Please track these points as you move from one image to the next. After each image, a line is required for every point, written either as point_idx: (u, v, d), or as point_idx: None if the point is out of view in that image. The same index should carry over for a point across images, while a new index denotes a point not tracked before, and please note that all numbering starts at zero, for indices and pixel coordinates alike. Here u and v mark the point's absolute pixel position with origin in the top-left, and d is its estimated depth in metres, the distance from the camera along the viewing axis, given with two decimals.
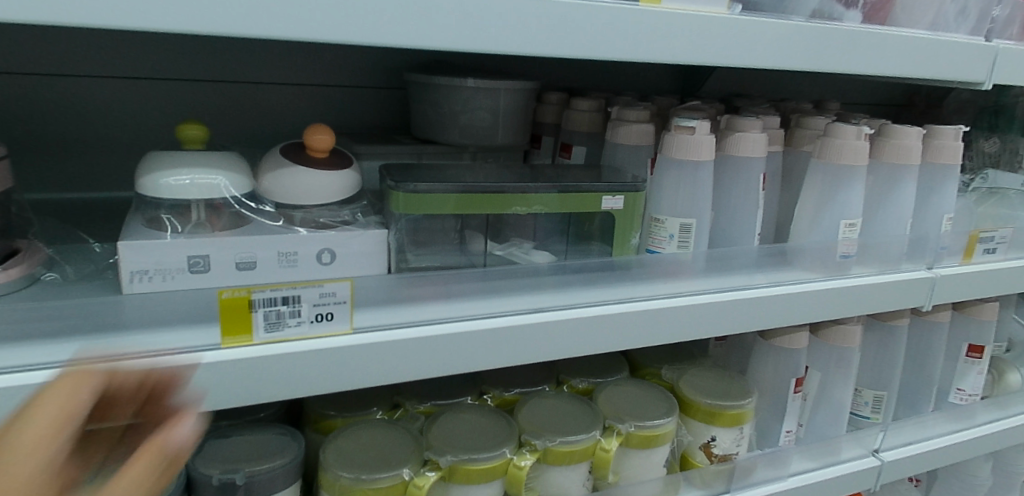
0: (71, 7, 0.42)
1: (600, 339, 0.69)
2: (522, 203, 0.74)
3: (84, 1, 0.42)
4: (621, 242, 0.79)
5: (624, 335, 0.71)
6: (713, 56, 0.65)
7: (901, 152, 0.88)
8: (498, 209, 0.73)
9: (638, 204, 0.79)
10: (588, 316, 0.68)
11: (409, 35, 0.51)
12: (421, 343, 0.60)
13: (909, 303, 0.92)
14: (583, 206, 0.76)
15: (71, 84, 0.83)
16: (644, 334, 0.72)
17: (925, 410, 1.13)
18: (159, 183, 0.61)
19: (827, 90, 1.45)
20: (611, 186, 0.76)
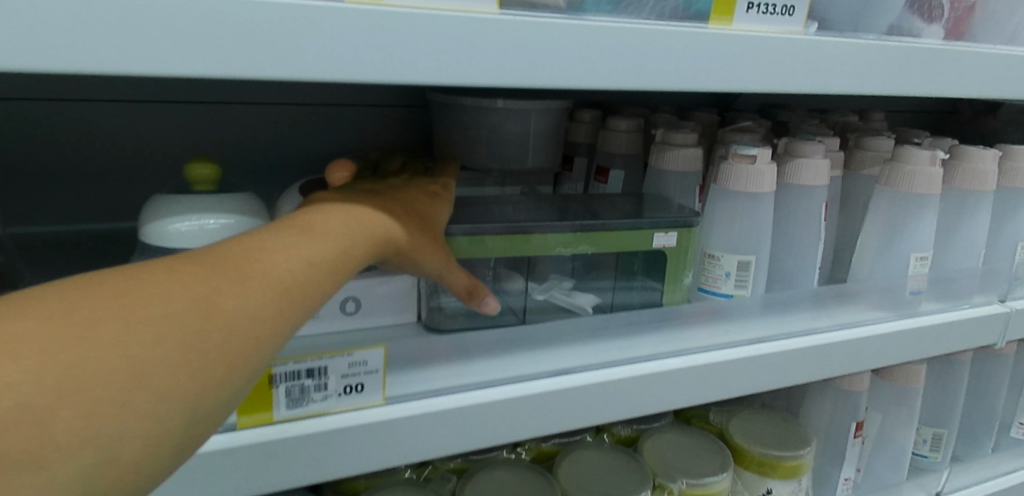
0: (55, 49, 0.34)
1: (657, 398, 0.62)
2: (565, 242, 0.67)
3: (72, 42, 0.34)
4: (672, 281, 0.72)
5: (683, 392, 0.63)
6: (789, 83, 0.57)
7: (976, 178, 0.81)
8: (541, 250, 0.66)
9: (691, 239, 0.72)
10: (645, 373, 0.60)
11: (455, 70, 0.43)
12: (462, 414, 0.53)
13: (984, 341, 0.84)
14: (632, 243, 0.69)
15: (69, 109, 0.76)
16: (704, 389, 0.64)
17: (986, 448, 1.05)
18: (165, 231, 0.54)
19: (867, 101, 1.37)
20: (663, 220, 0.69)
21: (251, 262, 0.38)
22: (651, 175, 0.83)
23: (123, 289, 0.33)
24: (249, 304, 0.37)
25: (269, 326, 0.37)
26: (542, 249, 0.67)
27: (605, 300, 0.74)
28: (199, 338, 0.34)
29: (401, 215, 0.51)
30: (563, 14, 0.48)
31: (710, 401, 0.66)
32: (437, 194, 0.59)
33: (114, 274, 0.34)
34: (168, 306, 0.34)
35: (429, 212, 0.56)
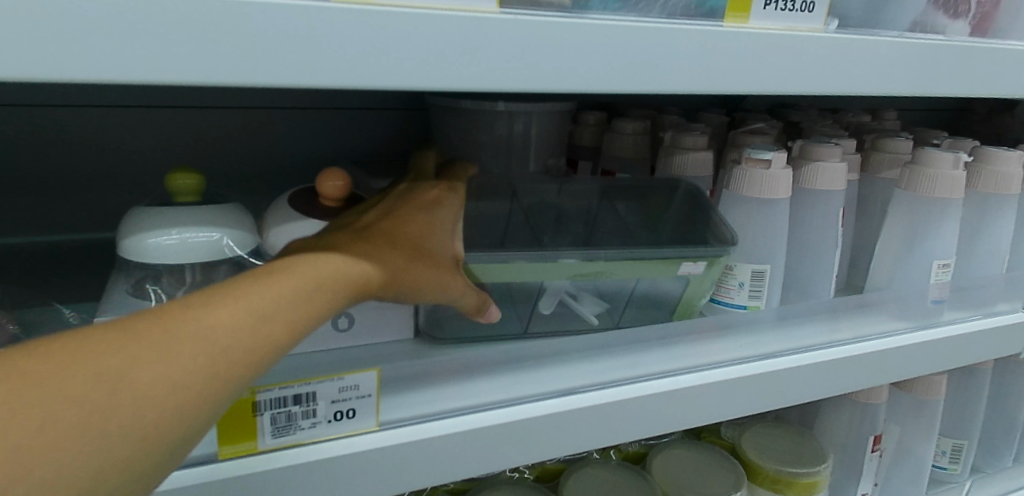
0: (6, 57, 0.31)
1: (668, 417, 0.58)
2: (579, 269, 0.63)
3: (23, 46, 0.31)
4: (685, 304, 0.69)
5: (697, 411, 0.60)
6: (808, 83, 0.54)
7: (1000, 180, 0.77)
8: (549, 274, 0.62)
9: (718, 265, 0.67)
10: (656, 392, 0.57)
11: (452, 74, 0.40)
12: (462, 439, 0.50)
13: (1009, 352, 0.80)
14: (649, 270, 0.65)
15: (51, 115, 0.73)
16: (718, 408, 0.61)
17: (1007, 458, 1.01)
18: (143, 245, 0.51)
19: (878, 100, 1.34)
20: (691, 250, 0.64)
21: (192, 321, 0.35)
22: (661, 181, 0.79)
23: (37, 357, 0.30)
24: (188, 376, 0.33)
25: (195, 399, 0.34)
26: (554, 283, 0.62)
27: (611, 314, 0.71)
28: (112, 419, 0.31)
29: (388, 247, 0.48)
30: (569, 12, 0.45)
31: (725, 419, 0.63)
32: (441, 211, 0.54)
33: (49, 337, 0.32)
34: (83, 380, 0.31)
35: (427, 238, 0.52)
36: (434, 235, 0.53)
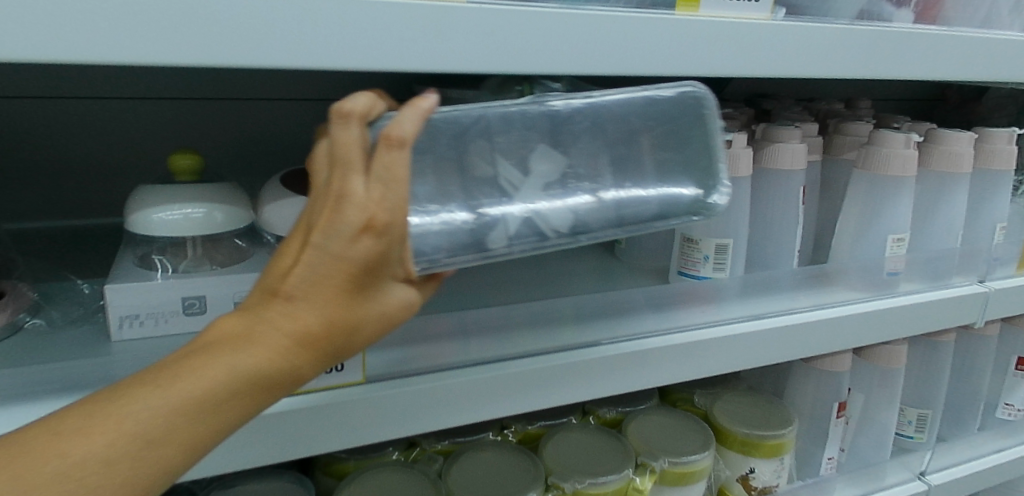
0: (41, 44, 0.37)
1: (634, 377, 0.64)
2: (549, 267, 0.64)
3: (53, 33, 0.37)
4: None
5: (660, 372, 0.65)
6: (755, 66, 0.59)
7: (952, 160, 0.82)
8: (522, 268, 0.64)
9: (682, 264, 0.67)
10: (620, 353, 0.62)
11: (427, 58, 0.45)
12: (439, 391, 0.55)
13: (959, 321, 0.86)
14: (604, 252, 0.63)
15: (59, 106, 0.77)
16: (680, 369, 0.66)
17: (971, 427, 1.06)
18: (149, 221, 0.56)
19: (857, 88, 1.38)
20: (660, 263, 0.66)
21: (51, 460, 0.31)
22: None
23: None
24: None
25: None
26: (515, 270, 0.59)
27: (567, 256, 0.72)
28: None
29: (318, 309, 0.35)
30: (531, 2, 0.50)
31: (688, 380, 0.68)
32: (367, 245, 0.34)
33: None
34: None
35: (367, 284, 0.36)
36: (379, 271, 0.36)
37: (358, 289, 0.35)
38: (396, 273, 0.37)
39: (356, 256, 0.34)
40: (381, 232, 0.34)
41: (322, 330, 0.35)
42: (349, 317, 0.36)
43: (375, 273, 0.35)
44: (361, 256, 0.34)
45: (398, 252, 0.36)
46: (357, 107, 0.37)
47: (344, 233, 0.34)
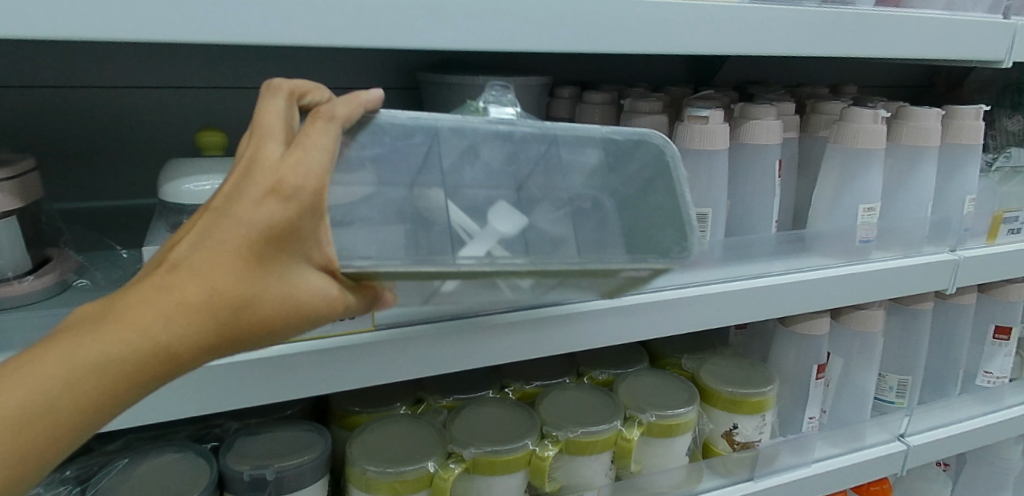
0: (102, 26, 0.45)
1: (618, 330, 0.70)
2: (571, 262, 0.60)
3: (112, 17, 0.45)
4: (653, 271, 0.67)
5: (643, 326, 0.71)
6: (723, 45, 0.65)
7: (920, 134, 0.87)
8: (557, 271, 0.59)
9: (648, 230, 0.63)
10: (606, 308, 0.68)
11: (422, 37, 0.53)
12: (440, 338, 0.62)
13: (931, 286, 0.92)
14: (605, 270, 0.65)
15: (91, 94, 0.84)
16: (662, 325, 0.72)
17: (952, 393, 1.11)
18: (180, 191, 0.63)
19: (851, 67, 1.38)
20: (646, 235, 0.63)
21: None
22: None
23: None
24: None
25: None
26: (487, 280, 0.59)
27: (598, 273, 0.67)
28: None
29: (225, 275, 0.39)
30: None
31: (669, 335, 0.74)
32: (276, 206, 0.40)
33: None
34: None
35: (275, 253, 0.41)
36: (290, 243, 0.41)
37: (267, 255, 0.40)
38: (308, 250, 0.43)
39: (259, 215, 0.39)
40: (288, 195, 0.40)
41: (227, 284, 0.39)
42: (251, 281, 0.40)
43: (279, 237, 0.40)
44: (265, 216, 0.39)
45: (309, 228, 0.42)
46: (286, 84, 0.47)
47: (251, 194, 0.39)
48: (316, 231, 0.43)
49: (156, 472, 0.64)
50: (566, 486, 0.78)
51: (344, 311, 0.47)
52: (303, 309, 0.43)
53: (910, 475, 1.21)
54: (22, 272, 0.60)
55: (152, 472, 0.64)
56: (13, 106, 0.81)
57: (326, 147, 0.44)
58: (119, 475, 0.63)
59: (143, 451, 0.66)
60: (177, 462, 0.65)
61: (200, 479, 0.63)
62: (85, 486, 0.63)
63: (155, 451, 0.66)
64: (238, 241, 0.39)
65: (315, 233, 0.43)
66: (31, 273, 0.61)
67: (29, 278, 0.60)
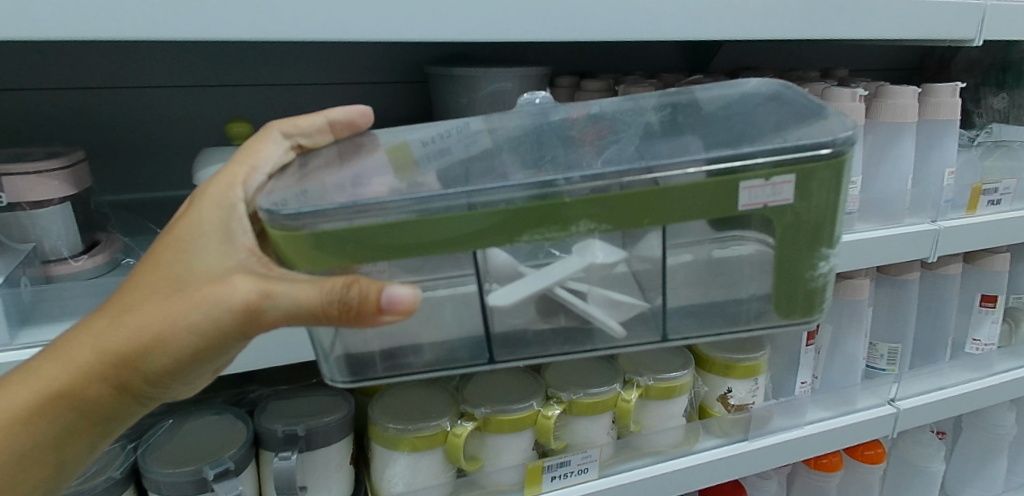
0: (151, 28, 0.52)
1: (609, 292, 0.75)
2: (644, 206, 0.47)
3: (160, 19, 0.52)
4: (809, 217, 0.48)
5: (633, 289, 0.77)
6: (702, 31, 0.71)
7: (896, 111, 0.93)
8: (661, 214, 0.47)
9: (733, 180, 0.46)
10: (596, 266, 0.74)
11: (430, 28, 0.60)
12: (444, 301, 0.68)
13: (914, 255, 0.97)
14: (702, 210, 0.47)
15: (123, 94, 0.91)
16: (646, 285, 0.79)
17: (941, 359, 1.17)
18: (213, 176, 0.69)
19: (843, 53, 1.42)
20: (756, 161, 0.46)
21: None
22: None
23: None
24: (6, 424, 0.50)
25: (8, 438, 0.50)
26: (559, 303, 0.53)
27: (711, 206, 0.47)
28: None
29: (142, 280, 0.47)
30: None
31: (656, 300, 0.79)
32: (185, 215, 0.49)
33: None
34: None
35: (184, 248, 0.47)
36: (197, 240, 0.47)
37: (178, 250, 0.47)
38: (228, 234, 0.47)
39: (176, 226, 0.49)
40: (197, 201, 0.49)
41: (140, 282, 0.47)
42: (158, 275, 0.47)
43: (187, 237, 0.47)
44: (177, 220, 0.49)
45: (220, 214, 0.48)
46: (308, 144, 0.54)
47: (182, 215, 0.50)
48: (233, 215, 0.48)
49: (199, 429, 0.71)
50: (570, 445, 0.83)
51: (262, 297, 0.43)
52: (215, 288, 0.45)
53: (904, 441, 1.26)
54: (77, 252, 0.68)
55: (195, 430, 0.71)
56: (53, 106, 0.88)
57: (255, 152, 0.52)
58: (167, 433, 0.71)
59: (187, 413, 0.74)
60: (217, 422, 0.72)
61: (237, 435, 0.70)
62: (137, 443, 0.71)
63: (197, 413, 0.73)
64: (157, 246, 0.49)
65: (233, 218, 0.48)
66: (86, 253, 0.68)
67: (85, 257, 0.67)
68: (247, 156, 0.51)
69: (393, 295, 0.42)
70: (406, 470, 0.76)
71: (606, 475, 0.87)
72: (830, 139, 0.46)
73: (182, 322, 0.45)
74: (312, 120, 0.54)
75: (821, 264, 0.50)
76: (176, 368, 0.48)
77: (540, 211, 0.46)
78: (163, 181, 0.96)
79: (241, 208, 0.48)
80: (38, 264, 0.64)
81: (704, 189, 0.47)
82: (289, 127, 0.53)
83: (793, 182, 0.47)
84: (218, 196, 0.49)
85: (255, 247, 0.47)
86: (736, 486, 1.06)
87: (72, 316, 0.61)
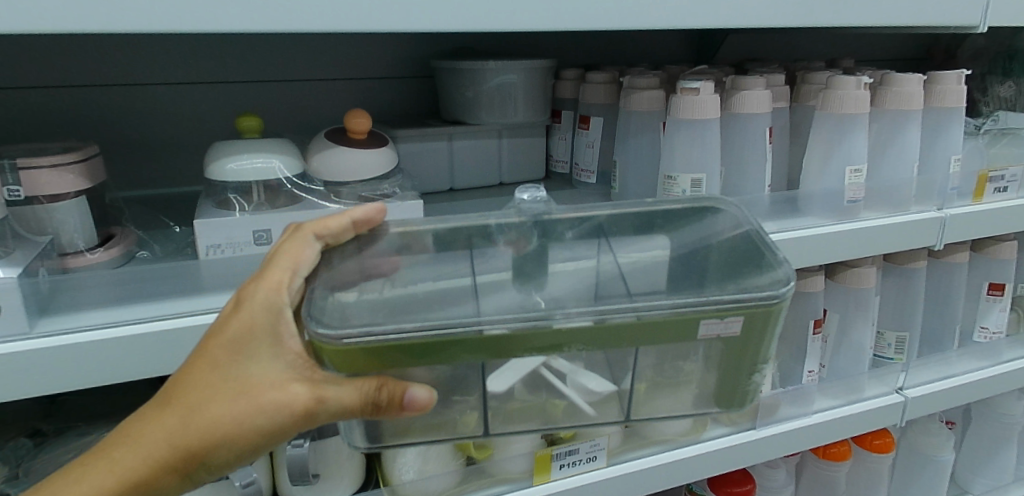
0: (165, 22, 0.53)
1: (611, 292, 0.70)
2: (616, 337, 0.54)
3: (172, 12, 0.52)
4: (749, 342, 0.56)
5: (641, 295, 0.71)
6: (705, 21, 0.71)
7: (902, 98, 0.92)
8: (630, 341, 0.54)
9: (696, 316, 0.53)
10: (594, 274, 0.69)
11: (436, 21, 0.61)
12: None
13: (921, 243, 0.97)
14: (664, 336, 0.55)
15: (133, 91, 0.92)
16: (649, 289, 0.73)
17: (949, 348, 1.17)
18: (224, 168, 0.70)
19: (848, 44, 1.42)
20: (716, 305, 0.53)
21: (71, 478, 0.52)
22: (621, 140, 0.94)
23: None
24: None
25: None
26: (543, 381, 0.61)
27: (674, 331, 0.54)
28: None
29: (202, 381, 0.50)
30: None
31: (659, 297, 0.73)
32: (230, 316, 0.51)
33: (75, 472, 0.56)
34: None
35: (238, 351, 0.50)
36: (250, 342, 0.50)
37: (234, 353, 0.50)
38: (278, 339, 0.51)
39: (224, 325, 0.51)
40: (243, 304, 0.51)
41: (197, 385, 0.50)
42: (220, 377, 0.50)
43: (240, 339, 0.50)
44: (224, 322, 0.51)
45: (269, 319, 0.51)
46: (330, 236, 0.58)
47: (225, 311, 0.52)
48: (281, 319, 0.51)
49: None
50: (579, 433, 0.83)
51: (327, 403, 0.50)
52: (280, 392, 0.50)
53: (913, 430, 1.26)
54: (92, 245, 0.69)
55: None
56: (66, 103, 0.89)
57: (296, 254, 0.55)
58: None
59: None
60: None
61: None
62: None
63: None
64: (206, 348, 0.51)
65: (282, 322, 0.51)
66: (101, 246, 0.70)
67: (100, 250, 0.69)
68: (289, 260, 0.54)
69: (414, 396, 0.51)
70: (415, 458, 0.78)
71: (614, 463, 0.87)
72: (774, 291, 0.54)
73: (249, 421, 0.50)
74: (340, 224, 0.58)
75: (756, 376, 0.58)
76: (234, 460, 0.53)
77: (526, 340, 0.53)
78: (174, 177, 0.97)
79: (289, 313, 0.51)
80: (55, 257, 0.65)
81: (672, 322, 0.54)
82: (321, 230, 0.57)
83: (742, 321, 0.54)
84: (268, 300, 0.51)
85: (301, 350, 0.51)
86: (745, 476, 1.06)
87: (88, 307, 0.62)
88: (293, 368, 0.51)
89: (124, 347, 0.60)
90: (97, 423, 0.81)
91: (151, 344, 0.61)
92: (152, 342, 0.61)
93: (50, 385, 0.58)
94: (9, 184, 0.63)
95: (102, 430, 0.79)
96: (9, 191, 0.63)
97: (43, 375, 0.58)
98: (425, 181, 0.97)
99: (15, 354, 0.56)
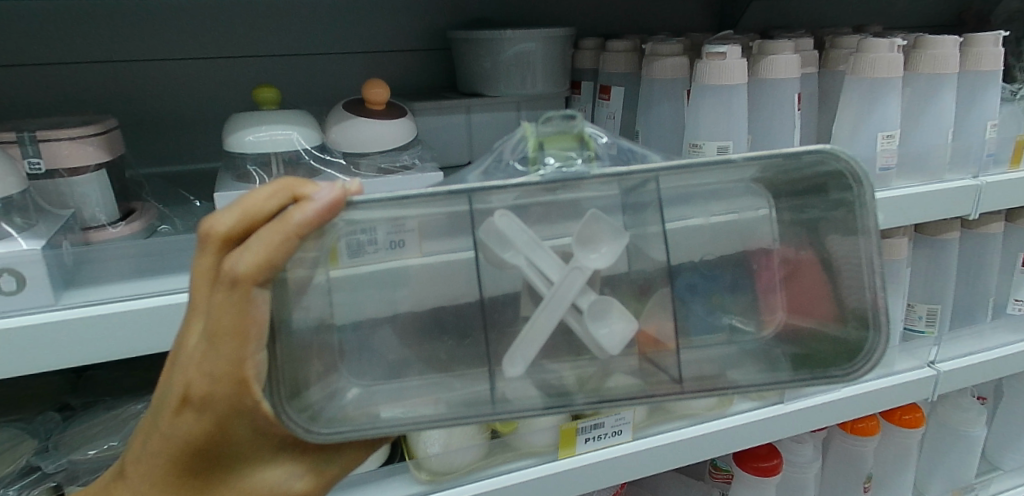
0: None
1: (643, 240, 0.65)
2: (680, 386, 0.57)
3: None
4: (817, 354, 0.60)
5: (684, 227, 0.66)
6: None
7: (937, 61, 0.89)
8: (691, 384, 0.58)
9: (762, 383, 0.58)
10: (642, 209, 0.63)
11: None
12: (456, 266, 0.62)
13: (956, 212, 0.94)
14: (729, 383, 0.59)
15: (149, 67, 0.92)
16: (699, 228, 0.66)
17: (981, 320, 1.14)
18: (243, 140, 0.69)
19: (877, 10, 1.37)
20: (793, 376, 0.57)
21: None
22: (644, 109, 0.91)
23: None
24: None
25: None
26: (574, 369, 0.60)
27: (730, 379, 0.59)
28: None
29: (181, 473, 0.51)
30: None
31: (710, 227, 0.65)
32: (195, 415, 0.48)
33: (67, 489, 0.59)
34: None
35: (216, 445, 0.50)
36: (227, 437, 0.49)
37: (211, 448, 0.50)
38: (263, 429, 0.50)
39: (190, 422, 0.48)
40: (205, 405, 0.48)
41: (185, 480, 0.51)
42: (205, 467, 0.51)
43: (216, 436, 0.49)
44: (193, 424, 0.49)
45: (246, 416, 0.48)
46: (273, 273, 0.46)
47: (179, 403, 0.48)
48: (260, 416, 0.48)
49: None
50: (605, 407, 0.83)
51: (328, 472, 0.54)
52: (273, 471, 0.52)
53: (943, 405, 1.24)
54: (114, 220, 0.69)
55: None
56: (82, 80, 0.89)
57: (242, 322, 0.46)
58: None
59: None
60: None
61: None
62: None
63: None
64: (177, 444, 0.49)
65: (262, 418, 0.49)
66: (123, 220, 0.70)
67: (122, 224, 0.69)
68: (239, 340, 0.46)
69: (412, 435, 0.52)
70: (441, 432, 0.77)
71: (640, 436, 0.86)
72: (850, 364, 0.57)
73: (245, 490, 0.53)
74: (286, 250, 0.45)
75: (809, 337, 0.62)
76: None
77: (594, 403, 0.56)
78: (191, 154, 0.97)
79: (267, 409, 0.48)
80: (79, 231, 0.65)
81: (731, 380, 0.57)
82: (263, 276, 0.45)
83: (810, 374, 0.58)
84: (237, 401, 0.47)
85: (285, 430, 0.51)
86: (772, 450, 1.04)
87: (113, 281, 0.62)
88: (284, 446, 0.52)
89: (146, 318, 0.60)
90: (124, 397, 0.82)
91: (172, 316, 0.61)
92: (173, 313, 0.61)
93: (73, 357, 0.58)
94: (29, 157, 0.64)
95: (128, 404, 0.80)
96: (30, 164, 0.64)
97: (66, 348, 0.58)
98: (443, 154, 0.96)
99: (36, 325, 0.56)
